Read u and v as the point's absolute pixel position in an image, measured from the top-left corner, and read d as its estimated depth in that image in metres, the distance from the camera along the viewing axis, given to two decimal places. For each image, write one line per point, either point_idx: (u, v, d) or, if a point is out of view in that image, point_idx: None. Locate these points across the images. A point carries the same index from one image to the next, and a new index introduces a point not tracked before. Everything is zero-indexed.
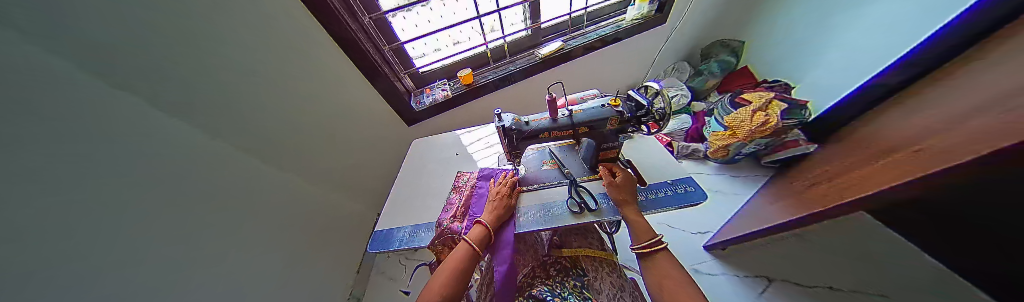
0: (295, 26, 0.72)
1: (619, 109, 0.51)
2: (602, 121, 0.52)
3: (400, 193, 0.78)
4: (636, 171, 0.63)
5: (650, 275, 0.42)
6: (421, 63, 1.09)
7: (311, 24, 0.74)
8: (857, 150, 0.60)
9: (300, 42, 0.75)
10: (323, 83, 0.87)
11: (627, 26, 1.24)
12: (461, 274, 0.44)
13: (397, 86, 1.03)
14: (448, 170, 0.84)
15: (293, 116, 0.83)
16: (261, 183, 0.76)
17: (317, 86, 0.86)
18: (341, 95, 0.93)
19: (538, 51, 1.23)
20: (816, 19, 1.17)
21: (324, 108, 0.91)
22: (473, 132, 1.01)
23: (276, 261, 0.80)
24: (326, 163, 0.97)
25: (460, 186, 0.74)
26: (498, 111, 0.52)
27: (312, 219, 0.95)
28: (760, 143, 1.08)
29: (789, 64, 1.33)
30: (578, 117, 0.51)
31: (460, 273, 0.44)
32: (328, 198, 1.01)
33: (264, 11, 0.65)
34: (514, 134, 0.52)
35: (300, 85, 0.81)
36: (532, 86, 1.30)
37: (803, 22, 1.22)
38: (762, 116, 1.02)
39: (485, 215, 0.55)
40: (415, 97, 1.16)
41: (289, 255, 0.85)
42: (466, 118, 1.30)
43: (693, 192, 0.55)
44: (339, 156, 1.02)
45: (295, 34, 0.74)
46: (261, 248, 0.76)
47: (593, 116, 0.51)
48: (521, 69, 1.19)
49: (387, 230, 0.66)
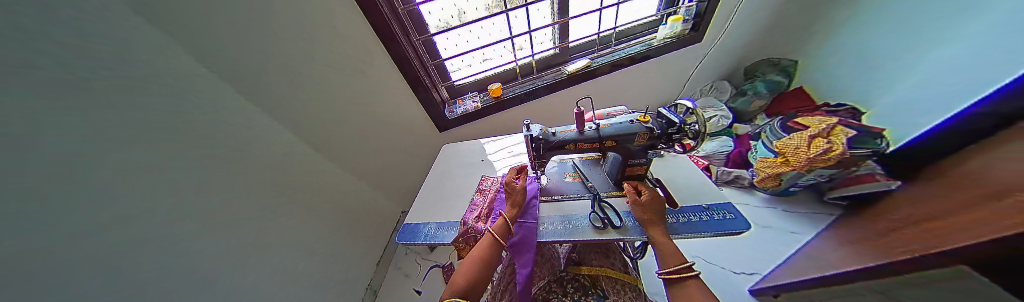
0: (358, 44, 0.87)
1: (648, 125, 0.51)
2: (630, 136, 0.52)
3: (428, 192, 0.84)
4: (666, 192, 0.60)
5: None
6: (456, 76, 1.20)
7: (370, 43, 0.89)
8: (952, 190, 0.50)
9: (360, 58, 0.90)
10: (372, 91, 1.00)
11: (658, 45, 1.23)
12: (484, 268, 0.46)
13: (434, 96, 1.14)
14: (473, 175, 0.88)
15: (342, 119, 0.96)
16: (301, 172, 0.90)
17: (367, 94, 0.99)
18: (386, 102, 1.06)
19: (565, 67, 1.27)
20: (876, 33, 0.97)
21: (369, 114, 1.04)
22: (497, 141, 1.06)
23: (308, 242, 0.92)
24: (363, 161, 1.10)
25: (484, 189, 0.77)
26: (527, 121, 0.56)
27: (344, 209, 1.07)
28: (822, 174, 0.94)
29: (844, 83, 1.13)
30: (605, 131, 0.52)
31: (483, 266, 0.46)
32: (360, 191, 1.13)
33: (328, 34, 0.81)
34: (540, 144, 0.55)
35: (353, 94, 0.96)
36: (557, 101, 1.34)
37: (861, 35, 1.02)
38: (823, 142, 0.88)
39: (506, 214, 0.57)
40: (448, 107, 1.26)
41: (320, 238, 0.97)
42: (491, 128, 1.37)
43: (733, 220, 0.51)
44: (375, 155, 1.15)
45: (354, 52, 0.89)
46: (297, 229, 0.88)
47: (620, 131, 0.52)
48: (547, 84, 1.23)
49: (414, 224, 0.72)
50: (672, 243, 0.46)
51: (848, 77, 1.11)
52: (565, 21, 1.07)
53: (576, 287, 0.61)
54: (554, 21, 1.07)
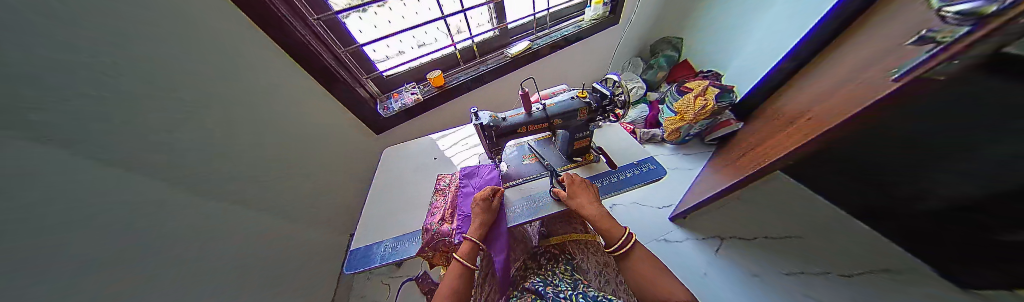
0: (223, 29, 0.61)
1: (586, 100, 0.55)
2: (573, 113, 0.55)
3: (376, 206, 0.73)
4: (607, 158, 0.68)
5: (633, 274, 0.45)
6: (385, 66, 1.02)
7: (242, 29, 0.64)
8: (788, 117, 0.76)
9: (236, 52, 0.66)
10: (265, 94, 0.75)
11: (587, 26, 1.33)
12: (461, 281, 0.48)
13: (360, 93, 0.95)
14: (427, 176, 0.81)
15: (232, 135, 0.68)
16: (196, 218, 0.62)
17: (259, 98, 0.73)
18: (299, 105, 0.85)
19: (508, 50, 1.25)
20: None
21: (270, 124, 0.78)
22: (449, 135, 0.98)
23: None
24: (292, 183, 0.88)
25: (443, 189, 0.71)
26: (473, 110, 0.52)
27: (276, 248, 0.84)
28: (703, 124, 1.27)
29: (713, 45, 1.49)
30: (551, 110, 0.54)
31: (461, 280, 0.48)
32: (292, 222, 0.90)
33: (188, 16, 0.55)
34: (491, 131, 0.53)
35: (249, 102, 0.72)
36: (505, 85, 1.32)
37: (712, 12, 1.40)
38: (702, 101, 1.18)
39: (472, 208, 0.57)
40: (381, 103, 1.08)
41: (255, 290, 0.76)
42: (440, 122, 1.27)
43: (655, 170, 0.62)
44: (303, 173, 0.92)
45: (234, 43, 0.65)
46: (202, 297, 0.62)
47: (564, 109, 0.55)
48: (492, 69, 1.19)
49: (364, 247, 0.61)
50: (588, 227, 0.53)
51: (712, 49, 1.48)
52: None
53: (549, 258, 0.66)
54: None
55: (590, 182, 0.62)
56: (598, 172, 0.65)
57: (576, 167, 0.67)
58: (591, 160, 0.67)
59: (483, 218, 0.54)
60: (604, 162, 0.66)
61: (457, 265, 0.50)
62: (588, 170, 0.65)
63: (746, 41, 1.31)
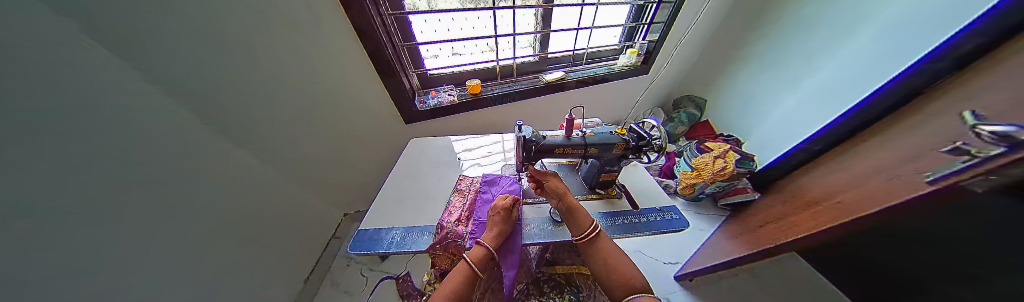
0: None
1: (625, 137, 0.58)
2: (610, 146, 0.57)
3: (395, 192, 0.73)
4: (630, 197, 0.67)
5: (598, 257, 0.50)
6: (431, 65, 1.11)
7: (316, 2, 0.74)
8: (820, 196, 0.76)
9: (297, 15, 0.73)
10: (313, 58, 0.83)
11: (618, 70, 1.42)
12: (464, 287, 0.46)
13: (404, 83, 1.02)
14: (448, 174, 0.82)
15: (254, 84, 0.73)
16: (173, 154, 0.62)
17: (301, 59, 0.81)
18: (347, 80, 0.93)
19: (542, 76, 1.33)
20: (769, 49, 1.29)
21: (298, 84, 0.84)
22: (473, 140, 1.01)
23: None
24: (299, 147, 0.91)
25: (463, 190, 0.72)
26: (518, 122, 0.55)
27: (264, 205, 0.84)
28: (720, 184, 1.26)
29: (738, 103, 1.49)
30: (590, 140, 0.56)
31: (464, 285, 0.46)
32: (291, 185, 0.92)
33: None
34: (534, 147, 0.55)
35: (290, 59, 0.79)
36: (532, 106, 1.38)
37: (731, 83, 1.50)
38: (721, 162, 1.22)
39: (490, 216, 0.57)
40: (418, 97, 1.16)
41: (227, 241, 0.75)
42: (464, 126, 1.32)
43: (678, 219, 0.61)
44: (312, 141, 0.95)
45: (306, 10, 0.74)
46: None
47: (603, 140, 0.57)
48: (524, 89, 1.26)
49: (373, 230, 0.61)
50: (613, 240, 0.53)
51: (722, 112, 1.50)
52: (547, 32, 1.12)
53: (551, 286, 0.64)
54: (536, 30, 1.11)
55: (609, 217, 0.62)
56: (620, 209, 0.64)
57: (596, 199, 0.67)
58: (614, 195, 0.67)
59: (500, 227, 0.54)
60: (626, 199, 0.67)
61: (463, 267, 0.48)
62: (610, 205, 0.65)
63: (775, 103, 1.29)
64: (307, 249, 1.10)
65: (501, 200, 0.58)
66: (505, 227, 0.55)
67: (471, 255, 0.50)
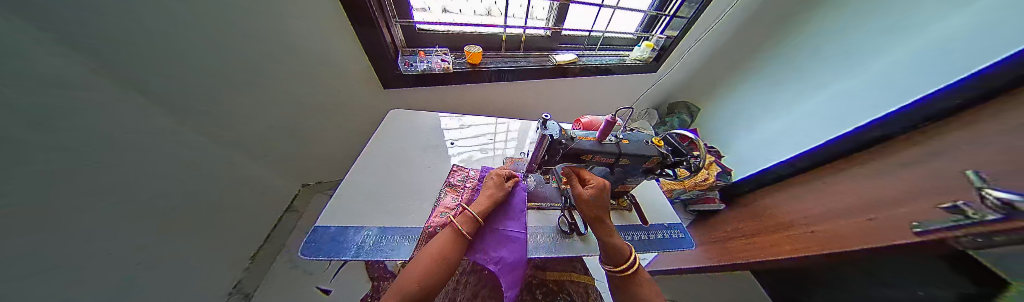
0: None
1: (661, 149, 0.48)
2: (645, 158, 0.48)
3: (368, 179, 0.58)
4: (639, 210, 0.63)
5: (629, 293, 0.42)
6: (422, 18, 0.87)
7: None
8: (790, 221, 0.83)
9: None
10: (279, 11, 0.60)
11: (630, 63, 1.30)
12: (441, 268, 0.40)
13: (386, 39, 0.78)
14: (437, 161, 0.69)
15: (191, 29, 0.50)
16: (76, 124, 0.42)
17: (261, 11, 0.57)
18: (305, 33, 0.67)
19: (552, 56, 1.17)
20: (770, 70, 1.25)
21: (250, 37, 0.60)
22: (468, 122, 0.86)
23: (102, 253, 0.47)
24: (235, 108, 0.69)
25: (456, 185, 0.61)
26: (544, 116, 0.42)
27: None
28: (696, 193, 1.34)
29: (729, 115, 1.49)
30: (626, 148, 0.47)
31: (441, 266, 0.40)
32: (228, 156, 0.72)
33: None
34: (561, 151, 0.44)
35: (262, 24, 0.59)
36: (535, 89, 1.22)
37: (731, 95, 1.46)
38: (705, 173, 1.27)
39: (482, 207, 0.49)
40: (403, 58, 0.94)
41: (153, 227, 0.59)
42: (455, 101, 1.14)
43: (680, 240, 0.59)
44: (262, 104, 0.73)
45: None
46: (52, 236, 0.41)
47: (638, 150, 0.47)
48: (531, 68, 1.09)
49: (336, 228, 0.47)
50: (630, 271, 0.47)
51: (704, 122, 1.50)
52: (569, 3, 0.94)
53: (545, 293, 0.60)
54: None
55: (620, 232, 0.57)
56: (629, 223, 0.60)
57: None
58: (623, 206, 0.63)
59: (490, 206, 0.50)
60: (635, 213, 0.62)
61: (440, 244, 0.43)
62: (619, 217, 0.61)
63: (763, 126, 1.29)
64: (253, 227, 0.93)
65: (493, 179, 0.54)
66: (496, 202, 0.51)
67: (458, 221, 0.46)
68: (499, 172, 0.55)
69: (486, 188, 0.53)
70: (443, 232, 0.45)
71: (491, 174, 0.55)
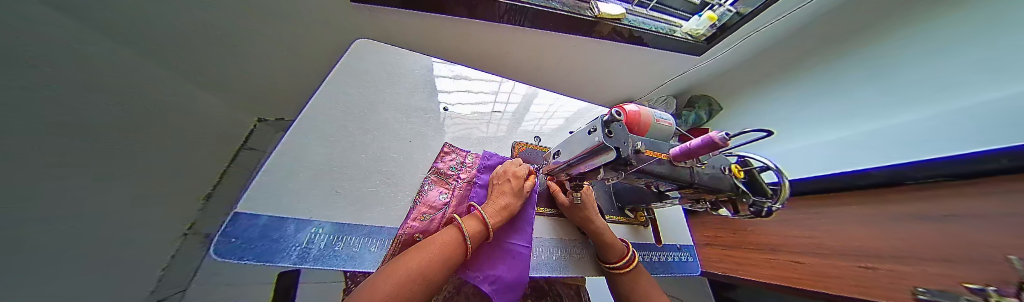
0: None
1: (739, 183, 0.36)
2: (714, 191, 0.36)
3: (322, 146, 0.40)
4: (655, 227, 0.55)
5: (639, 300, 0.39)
6: None
7: None
8: None
9: None
10: None
11: (680, 37, 1.03)
12: (423, 292, 0.28)
13: None
14: (424, 131, 0.51)
15: None
16: None
17: None
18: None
19: (593, 3, 0.88)
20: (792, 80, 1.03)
21: None
22: (469, 78, 0.65)
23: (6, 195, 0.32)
24: None
25: (447, 171, 0.46)
26: (618, 114, 0.25)
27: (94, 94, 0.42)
28: None
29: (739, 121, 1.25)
30: (701, 177, 0.34)
31: (423, 289, 0.28)
32: (142, 64, 0.51)
33: None
34: (621, 170, 0.30)
35: None
36: (559, 46, 0.96)
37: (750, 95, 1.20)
38: None
39: (491, 219, 0.37)
40: None
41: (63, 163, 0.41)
42: (452, 40, 0.85)
43: (691, 263, 0.55)
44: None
45: None
46: None
47: (712, 181, 0.35)
48: (563, 14, 0.81)
49: (273, 218, 0.31)
50: (653, 280, 0.43)
51: (719, 124, 1.36)
52: None
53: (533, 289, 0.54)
54: None
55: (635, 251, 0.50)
56: (645, 241, 0.52)
57: (624, 224, 0.52)
58: (641, 221, 0.54)
59: (502, 215, 0.38)
60: (652, 230, 0.54)
61: (431, 255, 0.31)
62: (636, 234, 0.52)
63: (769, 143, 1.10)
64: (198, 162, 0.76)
65: (510, 182, 0.41)
66: (509, 214, 0.39)
67: (465, 227, 0.35)
68: (517, 171, 0.42)
69: (499, 189, 0.40)
70: (437, 238, 0.33)
71: (508, 170, 0.43)
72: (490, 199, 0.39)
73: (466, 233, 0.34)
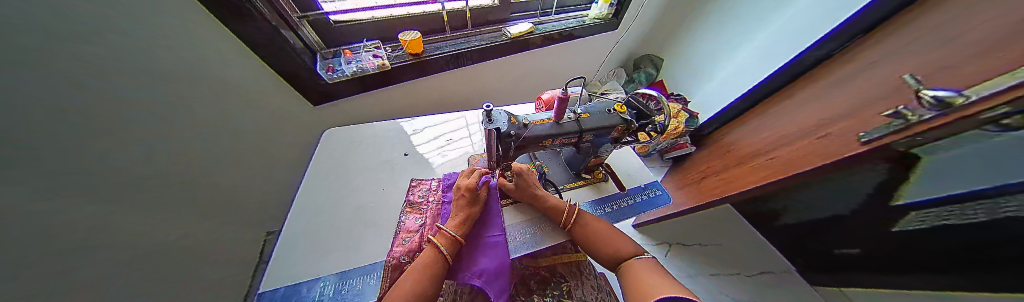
0: None
1: (625, 116, 0.46)
2: (608, 129, 0.45)
3: (315, 221, 0.49)
4: (615, 178, 0.64)
5: (601, 253, 0.45)
6: (332, 9, 0.69)
7: None
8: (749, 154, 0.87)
9: None
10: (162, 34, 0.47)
11: (590, 23, 1.21)
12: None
13: (289, 40, 0.62)
14: (395, 177, 0.60)
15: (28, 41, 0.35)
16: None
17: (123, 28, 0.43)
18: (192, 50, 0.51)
19: (505, 29, 1.04)
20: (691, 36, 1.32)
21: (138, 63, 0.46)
22: (427, 119, 0.76)
23: None
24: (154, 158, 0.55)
25: (418, 202, 0.54)
26: (487, 106, 0.36)
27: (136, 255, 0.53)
28: (669, 143, 1.32)
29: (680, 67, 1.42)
30: (587, 124, 0.43)
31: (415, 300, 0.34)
32: None
33: None
34: (511, 142, 0.39)
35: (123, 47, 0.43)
36: (500, 70, 1.12)
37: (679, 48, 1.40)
38: (676, 122, 1.25)
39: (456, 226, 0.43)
40: (324, 62, 0.76)
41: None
42: (409, 100, 1.01)
43: (661, 196, 0.61)
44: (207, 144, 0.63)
45: None
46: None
47: (599, 122, 0.44)
48: (485, 47, 0.97)
49: (285, 287, 0.39)
50: (615, 229, 0.49)
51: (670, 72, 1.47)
52: None
53: (538, 281, 0.56)
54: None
55: (600, 206, 0.57)
56: (607, 194, 0.60)
57: (584, 186, 0.61)
58: (600, 179, 0.62)
59: (465, 218, 0.45)
60: (612, 182, 0.63)
61: (416, 268, 0.38)
62: (597, 190, 0.61)
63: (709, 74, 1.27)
64: None
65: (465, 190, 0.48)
66: (472, 216, 0.46)
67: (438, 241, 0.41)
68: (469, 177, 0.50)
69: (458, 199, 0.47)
70: (418, 256, 0.40)
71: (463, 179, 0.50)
72: (454, 210, 0.46)
73: (439, 248, 0.40)
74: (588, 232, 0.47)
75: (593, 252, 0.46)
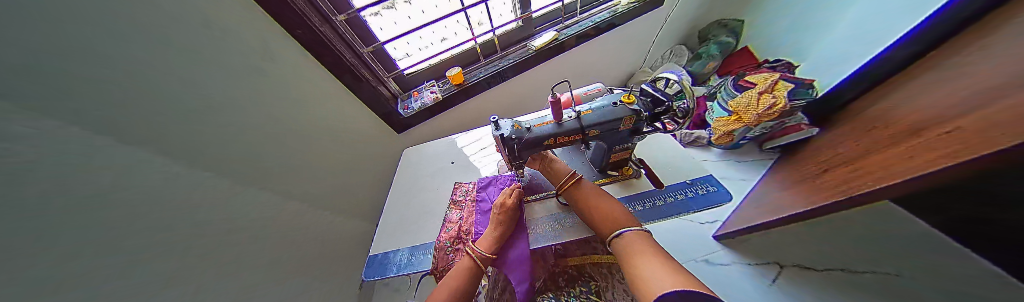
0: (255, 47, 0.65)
1: (633, 106, 0.48)
2: (615, 121, 0.48)
3: (395, 213, 0.71)
4: (648, 172, 0.60)
5: (590, 208, 0.48)
6: (404, 65, 0.99)
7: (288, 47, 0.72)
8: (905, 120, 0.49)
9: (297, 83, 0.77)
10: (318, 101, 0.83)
11: (623, 11, 1.13)
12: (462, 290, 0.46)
13: (380, 92, 0.95)
14: (445, 181, 0.78)
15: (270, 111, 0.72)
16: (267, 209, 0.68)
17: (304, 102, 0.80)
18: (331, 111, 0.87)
19: (530, 43, 1.13)
20: None
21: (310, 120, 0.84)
22: (471, 131, 0.94)
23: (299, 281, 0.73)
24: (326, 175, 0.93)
25: (460, 200, 0.68)
26: (493, 118, 0.47)
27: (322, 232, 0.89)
28: (765, 127, 0.99)
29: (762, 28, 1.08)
30: (589, 120, 0.47)
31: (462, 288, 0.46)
32: None
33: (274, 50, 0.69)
34: (515, 144, 0.48)
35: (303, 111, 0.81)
36: (530, 80, 1.21)
37: None
38: (769, 99, 0.94)
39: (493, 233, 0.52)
40: (402, 102, 1.07)
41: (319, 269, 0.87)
42: (459, 120, 1.23)
43: (716, 193, 0.52)
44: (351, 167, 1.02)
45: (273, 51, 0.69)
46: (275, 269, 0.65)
47: (604, 117, 0.47)
48: (514, 64, 1.09)
49: (381, 254, 0.60)
50: (610, 197, 0.49)
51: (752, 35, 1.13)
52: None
53: (567, 279, 0.58)
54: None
55: (630, 203, 0.55)
56: (640, 191, 0.57)
57: (611, 183, 0.59)
58: (630, 175, 0.59)
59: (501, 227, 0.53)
60: (646, 177, 0.59)
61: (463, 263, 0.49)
62: (627, 187, 0.58)
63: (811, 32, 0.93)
64: None
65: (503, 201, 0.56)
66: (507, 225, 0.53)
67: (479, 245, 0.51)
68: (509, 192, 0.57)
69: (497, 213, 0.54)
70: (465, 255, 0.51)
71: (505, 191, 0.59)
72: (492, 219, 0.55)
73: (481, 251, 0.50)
74: (582, 197, 0.50)
75: (581, 207, 0.49)
